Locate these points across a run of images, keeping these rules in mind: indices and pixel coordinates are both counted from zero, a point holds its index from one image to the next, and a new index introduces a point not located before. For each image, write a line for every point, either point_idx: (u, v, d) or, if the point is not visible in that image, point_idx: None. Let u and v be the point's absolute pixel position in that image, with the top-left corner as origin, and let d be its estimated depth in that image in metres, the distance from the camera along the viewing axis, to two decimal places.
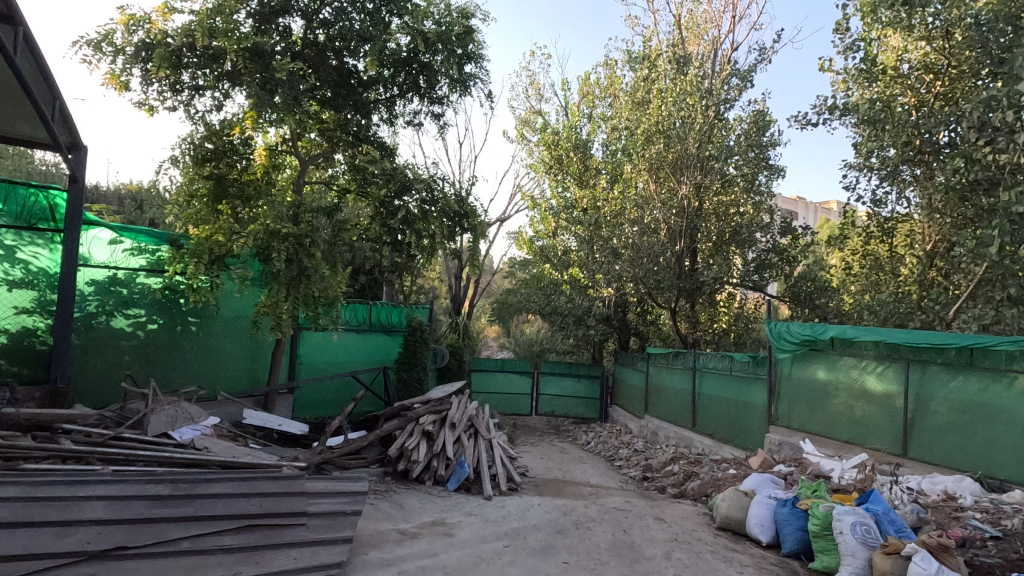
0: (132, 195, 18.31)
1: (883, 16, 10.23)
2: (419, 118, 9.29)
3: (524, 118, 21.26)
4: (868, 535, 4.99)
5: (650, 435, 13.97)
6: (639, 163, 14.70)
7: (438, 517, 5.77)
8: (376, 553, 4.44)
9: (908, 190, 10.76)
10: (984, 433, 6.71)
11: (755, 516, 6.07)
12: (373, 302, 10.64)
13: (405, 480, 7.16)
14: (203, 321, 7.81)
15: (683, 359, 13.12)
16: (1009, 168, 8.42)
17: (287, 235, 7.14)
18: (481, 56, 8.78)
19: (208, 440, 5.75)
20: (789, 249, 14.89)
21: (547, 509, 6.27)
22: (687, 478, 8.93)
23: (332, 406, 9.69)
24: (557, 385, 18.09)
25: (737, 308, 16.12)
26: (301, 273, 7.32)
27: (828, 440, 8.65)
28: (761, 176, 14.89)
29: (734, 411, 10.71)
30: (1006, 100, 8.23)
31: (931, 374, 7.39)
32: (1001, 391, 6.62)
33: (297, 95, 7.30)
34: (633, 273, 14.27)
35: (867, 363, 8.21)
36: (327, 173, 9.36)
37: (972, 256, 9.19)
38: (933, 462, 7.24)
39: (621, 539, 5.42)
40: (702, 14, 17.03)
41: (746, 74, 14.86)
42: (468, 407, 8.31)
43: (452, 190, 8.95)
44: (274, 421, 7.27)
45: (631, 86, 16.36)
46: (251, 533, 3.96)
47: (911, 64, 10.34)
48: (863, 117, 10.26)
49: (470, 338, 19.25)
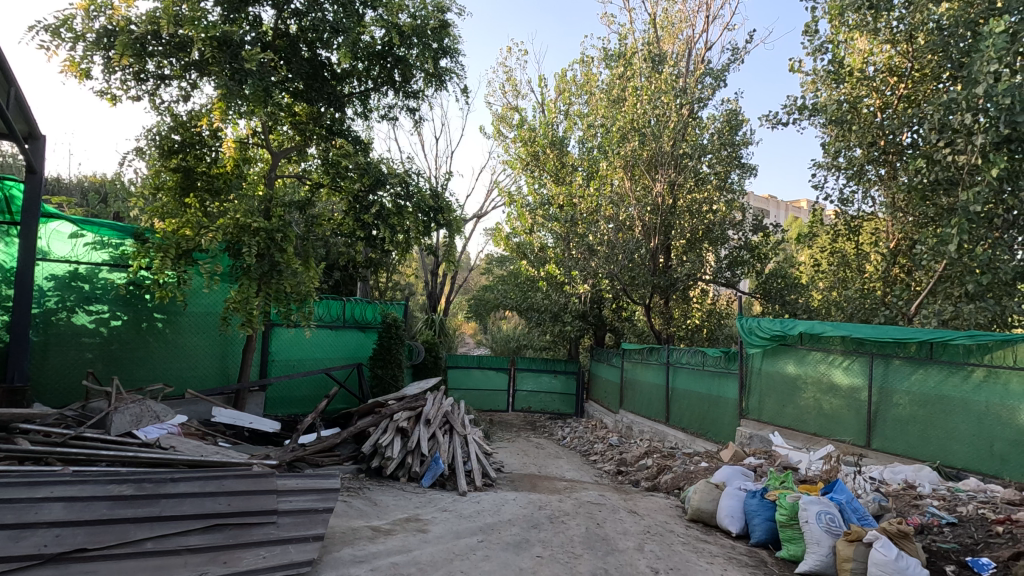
0: (95, 189, 17.87)
1: (849, 19, 10.52)
2: (394, 113, 9.21)
3: (501, 114, 21.22)
4: (832, 523, 5.12)
5: (625, 429, 14.16)
6: (614, 161, 14.77)
7: (412, 513, 5.74)
8: (348, 550, 4.39)
9: (873, 190, 11.14)
10: (943, 424, 6.99)
11: (725, 507, 6.22)
12: (347, 299, 10.48)
13: (379, 477, 7.08)
14: (170, 318, 7.63)
15: (658, 354, 13.27)
16: (967, 169, 8.77)
17: (258, 229, 7.01)
18: (457, 50, 8.74)
19: (174, 440, 5.61)
20: (760, 247, 15.27)
21: (522, 504, 6.30)
22: (660, 472, 9.08)
23: (305, 403, 9.53)
24: (534, 381, 18.19)
25: (710, 304, 16.46)
26: (272, 268, 7.17)
27: (796, 433, 8.90)
28: (733, 175, 15.23)
29: (706, 405, 10.95)
30: (964, 102, 8.55)
31: (894, 367, 7.62)
32: (959, 383, 6.89)
33: (268, 86, 7.14)
34: (609, 270, 14.45)
35: (834, 357, 8.43)
36: (301, 167, 9.15)
37: (931, 254, 9.48)
38: (895, 453, 7.50)
39: (595, 532, 5.47)
40: (677, 14, 17.23)
41: (720, 74, 15.09)
42: (442, 403, 8.34)
43: (427, 184, 8.88)
44: (244, 419, 7.07)
45: (607, 84, 16.45)
46: (218, 532, 3.89)
47: (877, 66, 10.60)
48: (831, 117, 10.59)
49: (446, 334, 19.23)
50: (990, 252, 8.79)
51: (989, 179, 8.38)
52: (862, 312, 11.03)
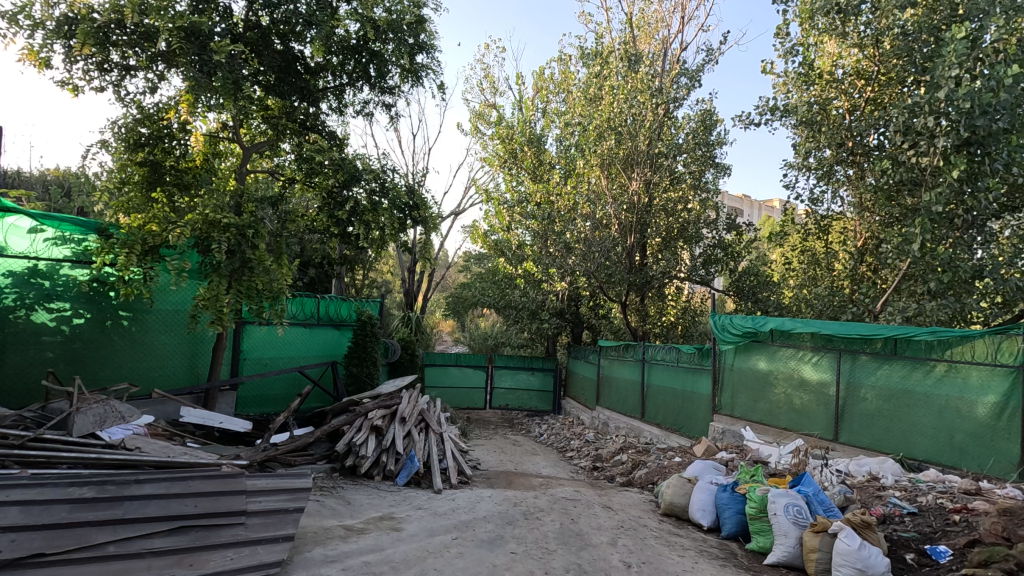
0: (58, 183, 17.32)
1: (819, 23, 10.76)
2: (369, 108, 9.12)
3: (479, 111, 21.16)
4: (799, 515, 5.25)
5: (601, 425, 14.29)
6: (591, 159, 14.83)
7: (386, 512, 5.71)
8: (320, 550, 4.34)
9: (842, 190, 11.44)
10: (906, 418, 7.20)
11: (697, 501, 6.33)
12: (321, 296, 10.39)
13: (353, 476, 7.01)
14: (136, 316, 7.44)
15: (634, 351, 13.41)
16: (930, 171, 9.05)
17: (228, 225, 6.87)
18: (433, 46, 8.69)
19: (140, 441, 5.46)
20: (733, 245, 15.54)
21: (497, 501, 6.30)
22: (635, 467, 9.19)
23: (278, 402, 9.40)
24: (511, 378, 18.23)
25: (684, 302, 16.71)
26: (243, 265, 7.02)
27: (767, 428, 9.10)
28: (708, 174, 15.47)
29: (681, 401, 11.11)
30: (927, 106, 8.85)
31: (861, 363, 7.84)
32: (922, 378, 7.09)
33: (237, 79, 6.99)
34: (585, 267, 14.55)
35: (804, 353, 8.66)
36: (274, 163, 8.99)
37: (896, 253, 9.75)
38: (861, 446, 7.71)
39: (569, 528, 5.51)
40: (653, 14, 17.39)
41: (695, 74, 15.29)
42: (418, 401, 8.32)
43: (403, 181, 8.78)
44: (214, 419, 6.93)
45: (584, 82, 16.51)
46: (184, 534, 3.80)
47: (845, 69, 10.85)
48: (801, 118, 10.86)
49: (423, 332, 19.14)
50: (951, 251, 9.08)
51: (950, 180, 8.67)
52: (831, 309, 11.33)
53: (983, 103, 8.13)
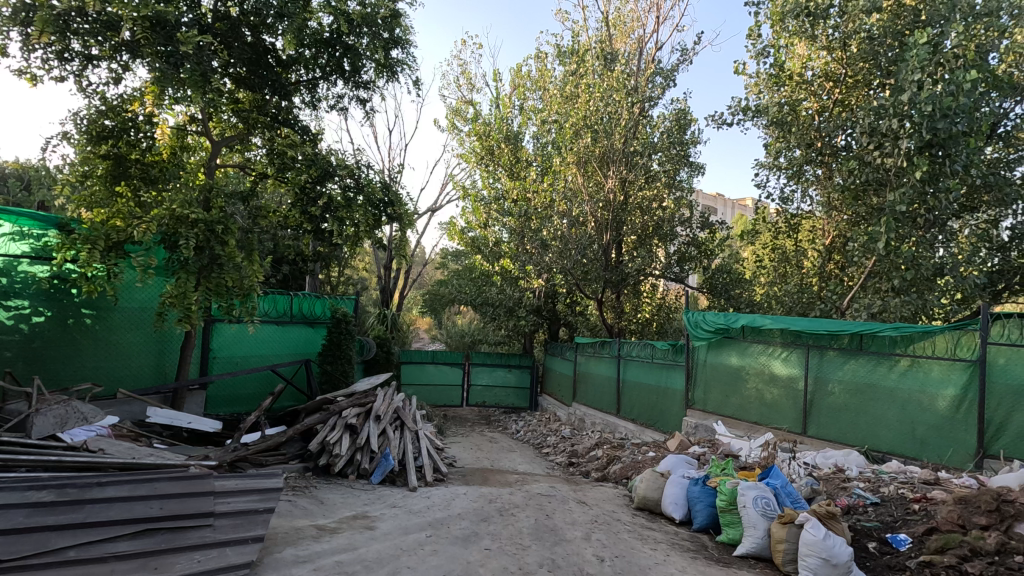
0: (17, 176, 16.68)
1: (789, 25, 10.95)
2: (343, 103, 9.00)
3: (455, 107, 21.05)
4: (768, 507, 5.36)
5: (577, 421, 14.41)
6: (568, 157, 14.88)
7: (360, 511, 5.66)
8: (291, 550, 4.29)
9: (811, 189, 11.72)
10: (871, 411, 7.42)
11: (670, 495, 6.44)
12: (294, 293, 10.23)
13: (327, 475, 6.95)
14: (99, 314, 7.23)
15: (610, 348, 13.54)
16: (894, 171, 9.32)
17: (196, 220, 6.68)
18: (408, 41, 8.62)
19: (103, 442, 5.31)
20: (707, 243, 15.81)
21: (472, 498, 6.31)
22: (610, 462, 9.29)
23: (249, 401, 9.24)
24: (489, 376, 18.24)
25: (659, 299, 16.94)
26: (212, 262, 6.86)
27: (738, 422, 9.29)
28: (682, 173, 15.68)
29: (655, 397, 11.27)
30: (891, 109, 9.11)
31: (828, 359, 8.06)
32: (886, 372, 7.32)
33: (206, 70, 6.83)
34: (562, 265, 14.62)
35: (774, 349, 8.87)
36: (245, 157, 8.81)
37: (863, 251, 10.03)
38: (827, 439, 7.93)
39: (543, 524, 5.54)
40: (629, 13, 17.52)
41: (670, 73, 15.46)
42: (394, 399, 8.28)
43: (378, 177, 8.68)
44: (182, 419, 6.78)
45: (561, 80, 16.57)
46: (150, 538, 3.71)
47: (815, 71, 11.00)
48: (772, 119, 11.12)
49: (400, 330, 19.00)
50: (914, 250, 9.38)
51: (913, 180, 8.95)
52: (800, 306, 11.62)
53: (944, 107, 8.39)
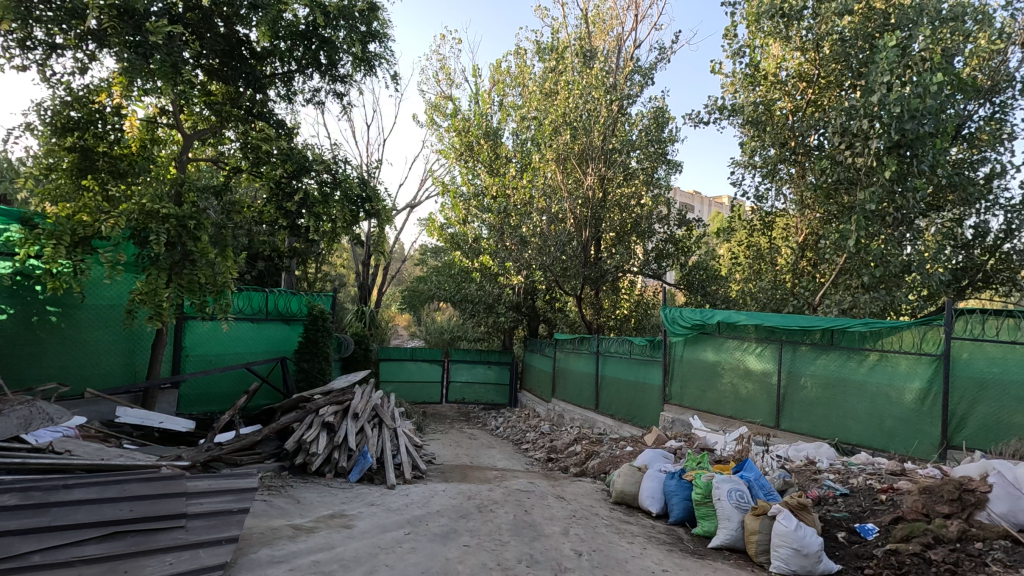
0: None
1: (765, 26, 11.12)
2: (320, 97, 8.87)
3: (434, 103, 20.90)
4: (742, 499, 5.48)
5: (556, 417, 14.51)
6: (547, 153, 14.89)
7: (337, 509, 5.61)
8: (266, 551, 4.23)
9: (784, 188, 11.95)
10: (841, 404, 7.62)
11: (647, 489, 6.53)
12: (269, 290, 10.06)
13: (304, 474, 6.87)
14: (65, 311, 7.02)
15: (588, 344, 13.64)
16: (865, 170, 9.55)
17: (167, 215, 6.49)
18: (386, 35, 8.52)
19: (70, 443, 5.16)
20: (684, 240, 16.01)
21: (451, 495, 6.30)
22: (588, 457, 9.37)
23: (223, 400, 9.07)
24: (468, 372, 18.22)
25: (637, 295, 17.11)
26: (184, 258, 6.69)
27: (714, 417, 9.44)
28: (660, 170, 15.83)
29: (633, 393, 11.40)
30: (862, 110, 9.33)
31: (801, 354, 8.25)
32: (856, 366, 7.51)
33: (177, 61, 6.66)
34: (541, 261, 14.65)
35: (749, 344, 9.04)
36: (218, 151, 8.62)
37: (834, 248, 10.27)
38: (800, 432, 8.12)
39: (522, 520, 5.57)
40: (608, 11, 17.59)
41: (648, 72, 15.57)
42: (372, 397, 8.22)
43: (356, 172, 8.58)
44: (154, 419, 6.64)
45: (541, 77, 16.56)
46: (120, 540, 3.63)
47: (789, 72, 11.18)
48: (748, 118, 11.31)
49: (378, 327, 18.84)
50: (883, 247, 9.64)
51: (883, 179, 9.19)
52: (773, 302, 11.86)
53: (911, 108, 8.62)
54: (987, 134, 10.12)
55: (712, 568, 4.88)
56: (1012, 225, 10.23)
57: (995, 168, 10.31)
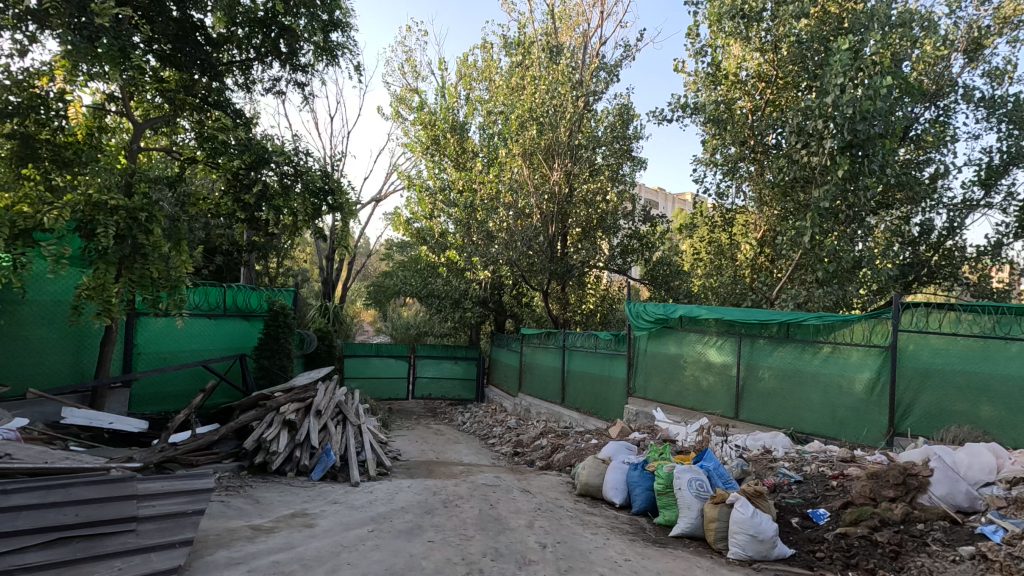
0: None
1: (725, 27, 11.36)
2: (280, 87, 8.63)
3: (400, 95, 20.60)
4: (701, 488, 5.62)
5: (523, 411, 14.60)
6: (513, 149, 14.87)
7: (299, 509, 5.50)
8: (223, 553, 4.11)
9: (744, 185, 12.27)
10: (797, 395, 7.89)
11: (611, 480, 6.64)
12: (227, 285, 9.77)
13: (264, 473, 6.72)
14: (5, 308, 6.66)
15: (555, 339, 13.73)
16: (819, 169, 9.88)
17: (117, 207, 6.23)
18: (349, 24, 8.34)
19: (10, 446, 4.87)
20: (648, 236, 16.28)
21: (416, 491, 6.27)
22: (554, 450, 9.45)
23: (178, 399, 8.77)
24: (435, 368, 18.11)
25: (603, 290, 17.33)
26: (135, 251, 6.41)
27: (676, 408, 9.66)
28: (625, 167, 16.04)
29: (598, 386, 11.55)
30: (817, 110, 9.63)
31: (759, 346, 8.50)
32: (810, 358, 7.79)
33: (125, 45, 6.37)
34: (508, 256, 14.66)
35: (709, 338, 9.26)
36: (172, 141, 8.29)
37: (790, 245, 10.62)
38: (757, 422, 8.38)
39: (488, 514, 5.58)
40: (574, 8, 17.64)
41: (613, 69, 15.70)
42: (335, 393, 8.09)
43: (318, 165, 8.39)
44: (103, 420, 6.38)
45: (507, 71, 16.52)
46: (64, 546, 3.47)
47: (749, 72, 11.47)
48: (709, 117, 11.56)
49: (343, 323, 18.54)
50: (836, 244, 10.02)
51: (836, 178, 9.54)
52: (733, 296, 12.20)
53: (863, 110, 8.96)
54: (932, 136, 10.64)
55: (672, 556, 4.99)
56: (954, 223, 10.79)
57: (940, 169, 10.83)
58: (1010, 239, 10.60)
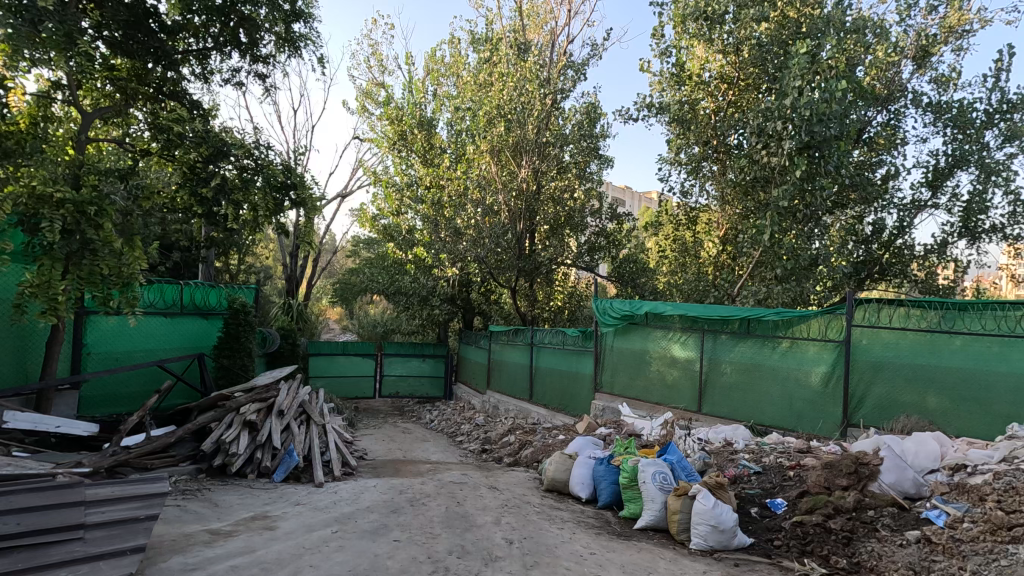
0: None
1: (690, 28, 11.56)
2: (240, 78, 8.38)
3: (366, 89, 20.28)
4: (665, 481, 5.72)
5: (491, 408, 14.59)
6: (481, 145, 14.81)
7: (259, 511, 5.36)
8: (178, 559, 3.98)
9: (707, 184, 12.54)
10: (757, 389, 8.12)
11: (577, 475, 6.71)
12: (185, 282, 9.45)
13: (223, 476, 6.53)
14: None
15: (523, 336, 13.77)
16: (779, 169, 10.17)
17: (63, 200, 5.94)
18: (311, 16, 8.14)
19: None
20: (615, 233, 16.46)
21: (382, 490, 6.19)
22: (522, 447, 9.48)
23: (131, 401, 8.45)
24: (402, 366, 17.93)
25: (571, 287, 17.46)
26: (83, 247, 6.11)
27: (642, 403, 9.81)
28: (593, 165, 16.20)
29: (566, 383, 11.64)
30: (777, 112, 9.90)
31: (721, 342, 8.70)
32: (770, 353, 8.02)
33: (71, 30, 6.06)
34: (476, 253, 14.60)
35: (674, 334, 9.43)
36: (124, 132, 7.95)
37: (751, 243, 10.91)
38: (719, 415, 8.59)
39: (454, 511, 5.55)
40: (542, 5, 17.68)
41: (581, 67, 15.80)
42: (298, 393, 7.93)
43: (279, 159, 8.17)
44: (48, 422, 6.07)
45: (475, 67, 16.45)
46: (6, 557, 3.29)
47: (712, 73, 11.70)
48: (674, 117, 11.77)
49: (307, 321, 18.17)
50: (794, 242, 10.33)
51: (794, 179, 9.84)
52: (696, 293, 12.46)
53: (819, 112, 9.26)
54: (884, 139, 11.10)
55: (637, 548, 5.07)
56: (904, 222, 11.28)
57: (891, 170, 11.30)
58: (954, 238, 11.15)
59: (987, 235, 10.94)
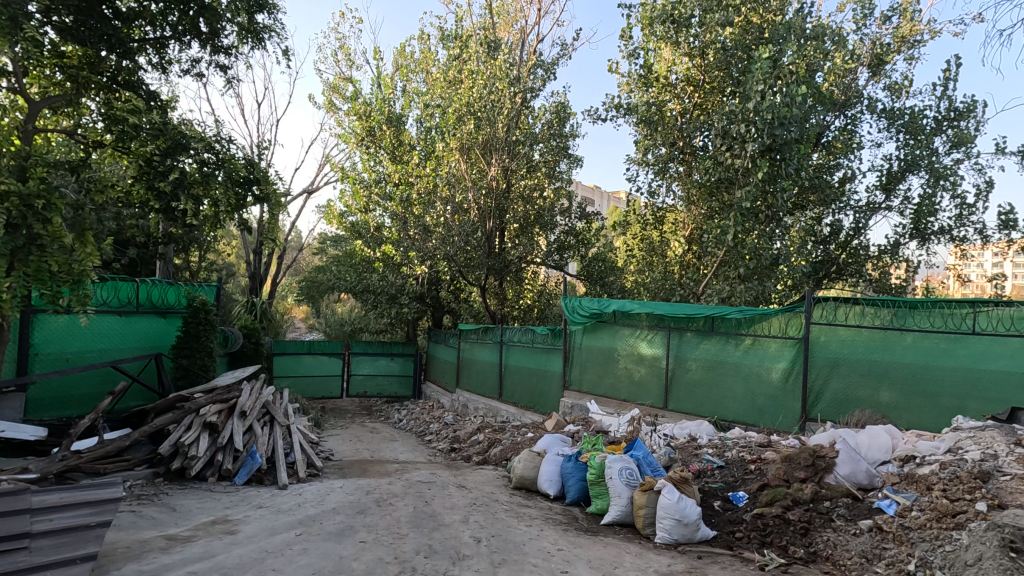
0: None
1: (657, 31, 11.74)
2: (200, 69, 8.13)
3: (333, 84, 19.91)
4: (631, 477, 5.81)
5: (460, 407, 14.55)
6: (451, 143, 14.73)
7: (220, 515, 5.22)
8: (132, 567, 3.85)
9: (674, 185, 12.77)
10: (721, 385, 8.31)
11: (545, 473, 6.74)
12: (140, 280, 9.11)
13: (182, 479, 6.33)
14: None
15: (492, 334, 13.77)
16: (742, 171, 10.42)
17: (8, 192, 5.64)
18: (275, 7, 7.95)
19: None
20: (584, 232, 16.59)
21: (348, 491, 6.10)
22: (491, 445, 9.48)
23: (84, 403, 8.12)
24: (370, 365, 17.70)
25: (541, 285, 17.52)
26: (30, 242, 5.81)
27: (609, 400, 9.92)
28: (562, 164, 16.31)
29: (534, 381, 11.71)
30: (740, 115, 10.14)
31: (686, 339, 8.87)
32: (733, 350, 8.22)
33: (16, 13, 5.74)
34: (446, 251, 14.51)
35: (641, 331, 9.57)
36: (74, 123, 7.60)
37: (715, 243, 11.17)
38: (684, 411, 8.77)
39: (422, 511, 5.52)
40: (512, 4, 17.68)
41: (550, 67, 15.86)
42: (261, 393, 7.75)
43: (241, 153, 7.95)
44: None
45: (445, 64, 16.34)
46: None
47: (678, 76, 11.90)
48: (642, 117, 11.93)
49: (272, 320, 17.76)
50: (756, 242, 10.61)
51: (756, 180, 10.11)
52: (663, 291, 12.68)
53: (781, 116, 9.53)
54: (841, 143, 11.51)
55: (603, 543, 5.13)
56: (860, 224, 11.72)
57: (847, 173, 11.73)
58: (906, 239, 11.64)
59: (936, 236, 11.46)
